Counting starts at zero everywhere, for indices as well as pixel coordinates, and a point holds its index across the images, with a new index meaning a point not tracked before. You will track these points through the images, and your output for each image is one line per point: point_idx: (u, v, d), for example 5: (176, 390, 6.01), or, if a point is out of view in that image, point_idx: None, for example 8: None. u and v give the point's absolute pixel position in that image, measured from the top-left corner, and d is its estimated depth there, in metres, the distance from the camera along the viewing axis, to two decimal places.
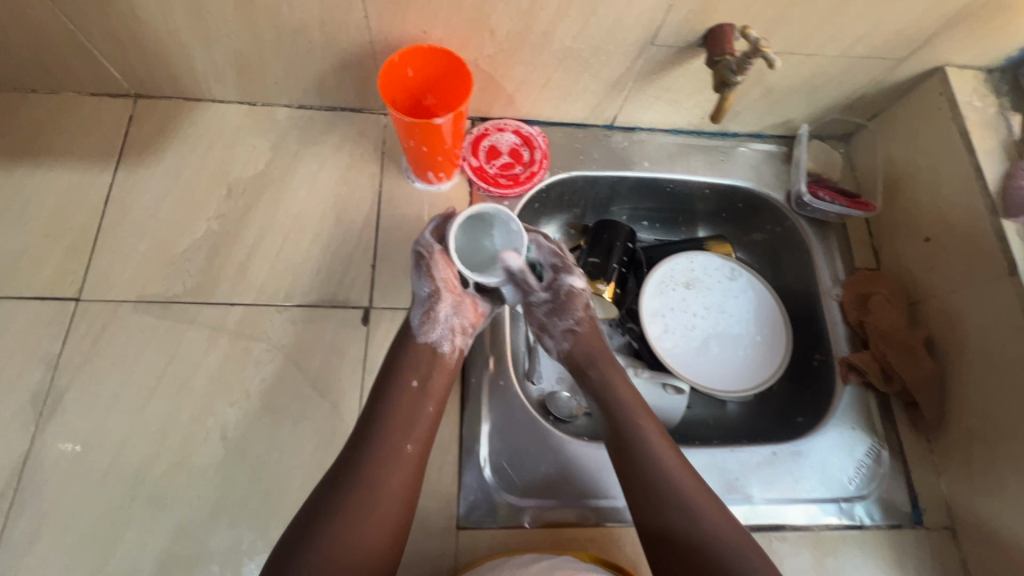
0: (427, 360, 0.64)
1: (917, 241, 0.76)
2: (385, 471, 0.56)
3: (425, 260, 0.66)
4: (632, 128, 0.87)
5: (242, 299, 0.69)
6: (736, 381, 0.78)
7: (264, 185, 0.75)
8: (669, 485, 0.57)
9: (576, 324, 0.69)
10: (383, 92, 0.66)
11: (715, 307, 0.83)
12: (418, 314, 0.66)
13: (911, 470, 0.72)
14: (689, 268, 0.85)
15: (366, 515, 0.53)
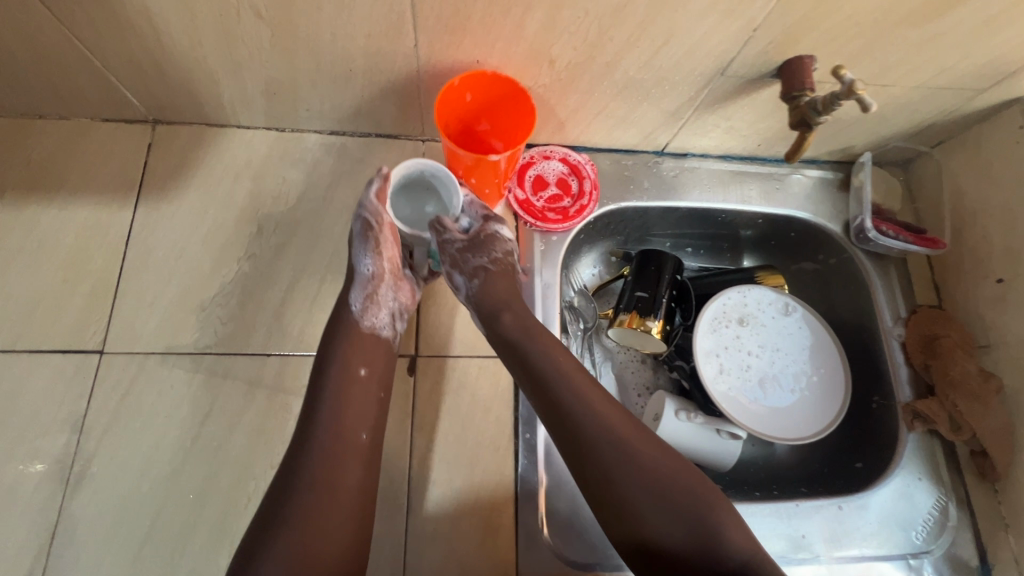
0: (372, 345, 0.60)
1: (988, 282, 0.73)
2: (330, 467, 0.51)
3: (364, 234, 0.62)
4: (683, 154, 0.82)
5: (279, 349, 0.64)
6: (795, 425, 0.75)
7: (297, 221, 0.70)
8: (620, 456, 0.53)
9: (491, 265, 0.64)
10: (439, 119, 0.63)
11: (769, 345, 0.79)
12: (359, 295, 0.62)
13: (980, 522, 0.69)
14: (744, 302, 0.81)
15: (317, 519, 0.49)
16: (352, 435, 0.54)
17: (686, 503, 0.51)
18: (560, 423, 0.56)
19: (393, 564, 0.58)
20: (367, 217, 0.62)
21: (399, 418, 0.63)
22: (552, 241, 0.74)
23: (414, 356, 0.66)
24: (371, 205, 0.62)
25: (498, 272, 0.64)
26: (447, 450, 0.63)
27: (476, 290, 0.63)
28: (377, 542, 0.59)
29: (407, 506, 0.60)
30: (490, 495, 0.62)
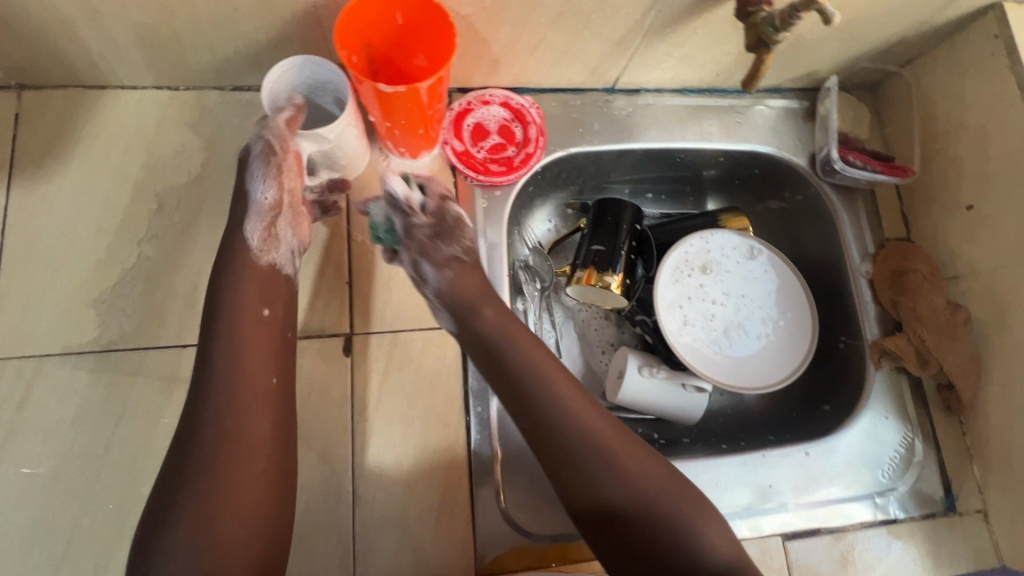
0: (273, 288, 0.53)
1: (958, 209, 0.69)
2: (235, 417, 0.46)
3: (264, 157, 0.53)
4: (636, 90, 0.74)
5: (195, 339, 0.57)
6: (760, 373, 0.72)
7: (203, 193, 0.61)
8: (601, 457, 0.50)
9: (463, 252, 0.58)
10: (353, 31, 0.52)
11: (734, 292, 0.75)
12: (256, 228, 0.54)
13: (944, 455, 0.68)
14: (706, 247, 0.76)
15: (224, 475, 0.45)
16: (256, 390, 0.48)
17: (666, 508, 0.49)
18: (537, 424, 0.52)
19: (342, 555, 0.55)
20: (269, 138, 0.53)
21: (339, 403, 0.58)
22: (496, 196, 0.67)
23: (349, 334, 0.60)
24: (278, 122, 0.52)
25: (471, 262, 0.59)
26: (394, 432, 0.59)
27: (444, 281, 0.57)
28: (324, 535, 0.55)
29: (354, 495, 0.56)
30: (443, 475, 0.58)
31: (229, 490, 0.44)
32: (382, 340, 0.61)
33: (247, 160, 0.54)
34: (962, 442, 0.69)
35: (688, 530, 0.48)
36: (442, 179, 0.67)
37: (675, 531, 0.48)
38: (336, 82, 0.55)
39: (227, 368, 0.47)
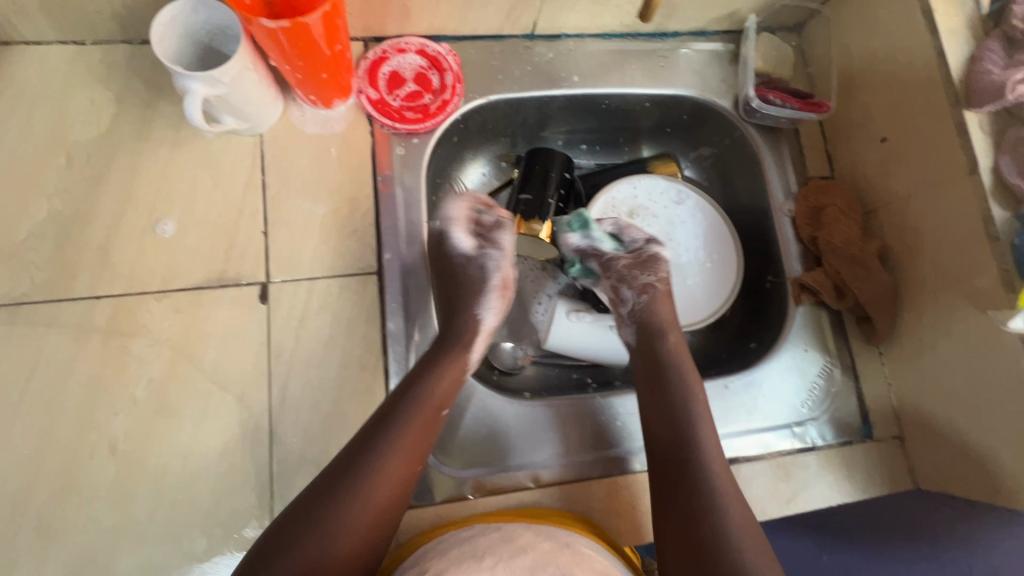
0: (466, 372, 0.61)
1: (873, 142, 0.69)
2: (383, 455, 0.53)
3: (495, 289, 0.67)
4: (557, 36, 0.74)
5: (109, 290, 0.58)
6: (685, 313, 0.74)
7: (113, 147, 0.61)
8: (712, 505, 0.54)
9: (654, 282, 0.69)
10: None
11: (661, 236, 0.76)
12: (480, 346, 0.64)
13: (863, 384, 0.70)
14: (633, 190, 0.77)
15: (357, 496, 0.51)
16: (430, 422, 0.56)
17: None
18: (669, 439, 0.59)
19: (259, 494, 0.56)
20: (506, 276, 0.67)
21: (255, 349, 0.59)
22: (414, 144, 0.68)
23: (265, 282, 0.61)
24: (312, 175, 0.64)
25: (663, 293, 0.69)
26: (311, 376, 0.60)
27: (645, 304, 0.68)
28: (242, 475, 0.56)
29: (271, 436, 0.57)
30: (362, 415, 0.59)
31: (356, 496, 0.51)
32: (299, 287, 0.62)
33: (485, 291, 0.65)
34: (881, 371, 0.70)
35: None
36: (357, 128, 0.66)
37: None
38: (234, 30, 0.55)
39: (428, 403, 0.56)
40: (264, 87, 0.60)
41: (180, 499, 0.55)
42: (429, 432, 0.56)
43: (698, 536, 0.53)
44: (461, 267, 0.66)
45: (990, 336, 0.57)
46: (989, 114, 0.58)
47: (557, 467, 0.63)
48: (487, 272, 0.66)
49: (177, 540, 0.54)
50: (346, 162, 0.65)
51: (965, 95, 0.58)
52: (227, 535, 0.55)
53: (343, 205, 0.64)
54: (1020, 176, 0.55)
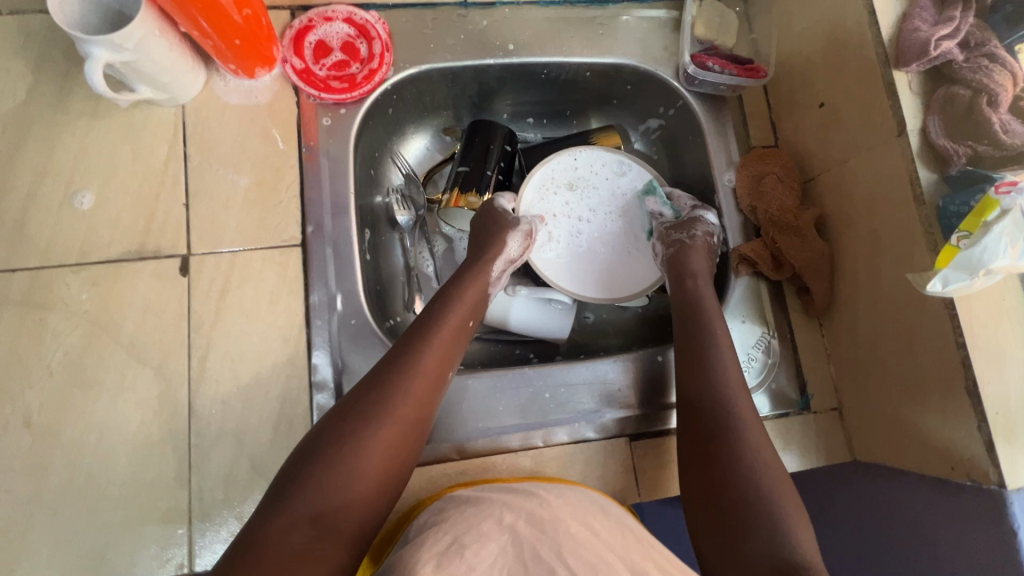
0: (478, 303, 0.65)
1: (813, 108, 0.68)
2: (400, 399, 0.53)
3: (519, 232, 0.68)
4: (492, 4, 0.73)
5: (24, 264, 0.58)
6: (617, 286, 0.73)
7: (30, 119, 0.61)
8: (730, 424, 0.57)
9: (689, 238, 0.69)
10: None
11: (600, 208, 0.75)
12: (497, 268, 0.67)
13: (801, 356, 0.69)
14: (575, 158, 0.76)
15: (373, 435, 0.50)
16: (441, 374, 0.57)
17: (770, 490, 0.52)
18: (688, 367, 0.62)
19: (177, 465, 0.56)
20: (532, 223, 0.69)
21: (175, 321, 0.59)
22: (341, 115, 0.66)
23: (186, 255, 0.60)
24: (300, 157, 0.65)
25: (697, 248, 0.68)
26: (232, 348, 0.59)
27: (674, 255, 0.69)
28: (159, 447, 0.56)
29: (189, 408, 0.57)
30: (283, 388, 0.59)
31: (373, 438, 0.50)
32: (220, 260, 0.61)
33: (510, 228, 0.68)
34: (820, 343, 0.69)
35: (783, 518, 0.50)
36: (282, 98, 0.65)
37: (767, 514, 0.51)
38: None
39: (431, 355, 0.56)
40: (179, 55, 0.58)
41: (96, 471, 0.55)
42: (454, 352, 0.59)
43: (721, 455, 0.55)
44: (498, 217, 0.69)
45: (916, 301, 0.56)
46: (918, 74, 0.57)
47: (477, 437, 0.63)
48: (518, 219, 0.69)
49: (92, 512, 0.54)
50: (271, 133, 0.64)
51: (895, 54, 0.57)
52: (144, 506, 0.55)
53: (267, 177, 0.63)
54: (946, 137, 0.54)
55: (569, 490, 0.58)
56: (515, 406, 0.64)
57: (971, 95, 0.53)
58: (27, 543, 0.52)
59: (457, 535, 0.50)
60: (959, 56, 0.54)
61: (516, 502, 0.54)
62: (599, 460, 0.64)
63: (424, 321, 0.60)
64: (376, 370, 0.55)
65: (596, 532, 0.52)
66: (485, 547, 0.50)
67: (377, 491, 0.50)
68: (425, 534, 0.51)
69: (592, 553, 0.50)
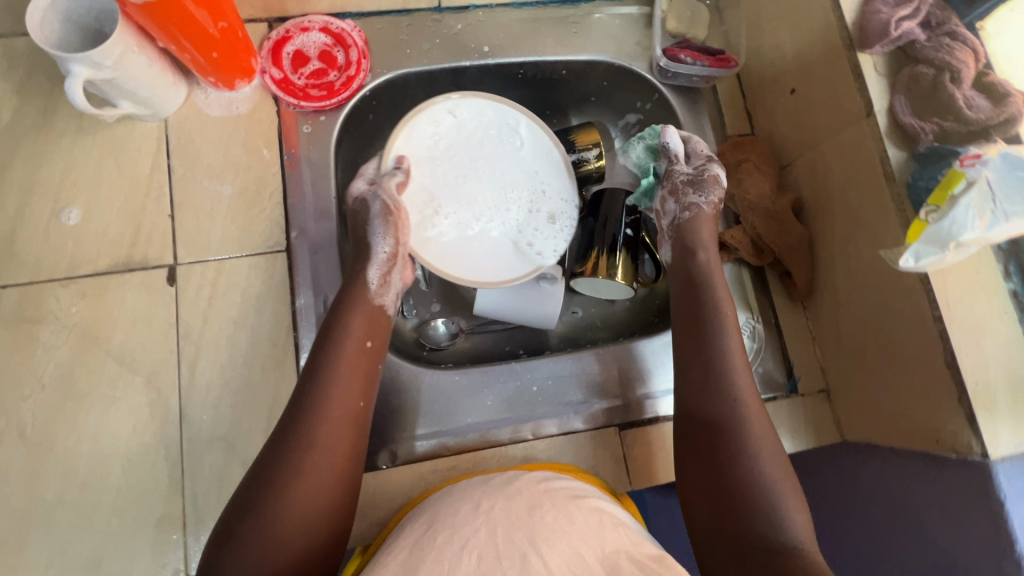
0: (375, 320, 0.61)
1: (785, 95, 0.69)
2: (309, 447, 0.52)
3: (377, 217, 0.63)
4: (466, 8, 0.74)
5: (14, 279, 0.59)
6: (514, 264, 0.70)
7: (16, 138, 0.62)
8: (735, 415, 0.56)
9: (705, 204, 0.67)
10: None
11: (485, 182, 0.70)
12: (374, 274, 0.62)
13: (787, 339, 0.70)
14: (450, 112, 0.69)
15: (294, 488, 0.50)
16: (346, 410, 0.55)
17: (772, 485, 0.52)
18: (695, 362, 0.60)
19: (169, 471, 0.57)
20: (388, 199, 0.62)
21: (163, 330, 0.60)
22: (321, 122, 0.68)
23: (172, 266, 0.61)
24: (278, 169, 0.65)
25: (710, 215, 0.67)
26: (220, 355, 0.60)
27: (686, 222, 0.68)
28: (151, 455, 0.57)
29: (180, 415, 0.58)
30: (273, 392, 0.60)
31: (295, 489, 0.50)
32: (207, 269, 0.62)
33: (368, 219, 0.62)
34: (804, 325, 0.70)
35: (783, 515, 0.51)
36: (262, 108, 0.67)
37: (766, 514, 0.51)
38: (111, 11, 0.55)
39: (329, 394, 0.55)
40: (160, 71, 0.60)
41: (90, 480, 0.55)
42: (361, 384, 0.57)
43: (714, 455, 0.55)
44: (356, 216, 0.64)
45: (893, 278, 0.56)
46: (883, 56, 0.58)
47: (465, 433, 0.64)
48: (366, 202, 0.63)
49: (87, 520, 0.55)
50: (253, 142, 0.66)
51: (859, 38, 0.58)
52: (137, 513, 0.55)
53: (250, 185, 0.65)
54: (913, 114, 0.55)
55: (552, 479, 0.58)
56: (503, 400, 0.65)
57: (934, 74, 0.54)
58: (23, 554, 0.53)
59: (432, 523, 0.52)
60: (921, 36, 0.56)
61: (495, 492, 0.55)
62: (589, 451, 0.64)
63: (315, 362, 0.57)
64: (285, 422, 0.55)
65: (576, 524, 0.51)
66: (457, 531, 0.50)
67: (315, 541, 0.51)
68: (409, 527, 0.53)
69: (568, 544, 0.49)
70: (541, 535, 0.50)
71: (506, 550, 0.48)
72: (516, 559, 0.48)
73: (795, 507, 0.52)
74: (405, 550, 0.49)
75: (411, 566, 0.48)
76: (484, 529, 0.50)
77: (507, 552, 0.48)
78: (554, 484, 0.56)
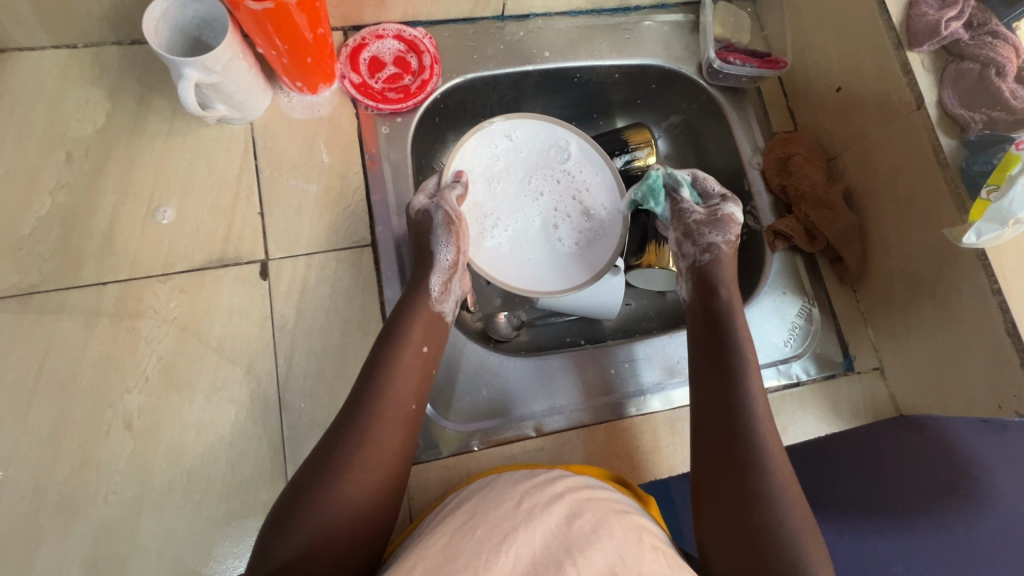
0: (433, 326, 0.62)
1: (830, 93, 0.74)
2: (353, 452, 0.52)
3: (442, 225, 0.63)
4: (526, 16, 0.78)
5: (114, 276, 0.61)
6: (570, 272, 0.70)
7: (110, 142, 0.64)
8: (747, 422, 0.57)
9: (722, 242, 0.70)
10: None
11: (532, 194, 0.72)
12: (436, 281, 0.63)
13: (841, 320, 0.74)
14: (506, 134, 0.73)
15: (331, 492, 0.51)
16: (396, 415, 0.56)
17: (786, 489, 0.53)
18: (714, 364, 0.62)
19: (272, 458, 0.58)
20: (450, 210, 0.63)
21: (259, 323, 0.62)
22: (398, 123, 0.71)
23: (264, 260, 0.64)
24: (360, 168, 0.69)
25: (728, 253, 0.70)
26: (314, 345, 0.62)
27: (708, 262, 0.69)
28: (253, 442, 0.58)
29: (280, 403, 0.60)
30: None
31: (325, 493, 0.50)
32: (297, 263, 0.64)
33: (431, 229, 0.63)
34: (856, 307, 0.74)
35: (786, 520, 0.52)
36: (342, 110, 0.70)
37: (774, 516, 0.52)
38: (221, 22, 0.58)
39: (376, 401, 0.55)
40: (253, 76, 0.63)
41: (196, 468, 0.57)
42: (418, 388, 0.58)
43: (732, 450, 0.56)
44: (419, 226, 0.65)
45: (949, 255, 0.61)
46: (929, 53, 0.63)
47: (548, 414, 0.67)
48: (429, 214, 0.64)
49: (195, 507, 0.56)
50: (335, 143, 0.69)
51: (907, 37, 0.63)
52: (243, 499, 0.57)
53: (335, 183, 0.67)
54: (962, 107, 0.60)
55: (595, 487, 0.55)
56: (581, 384, 0.69)
57: (980, 69, 0.59)
58: (136, 541, 0.54)
59: (473, 517, 0.51)
60: (965, 36, 0.61)
61: (538, 493, 0.52)
62: (665, 428, 0.68)
63: (377, 361, 0.58)
64: (342, 416, 0.55)
65: (613, 536, 0.48)
66: (496, 527, 0.48)
67: (349, 537, 0.51)
68: (450, 517, 0.52)
69: (605, 559, 0.46)
70: (577, 547, 0.47)
71: (542, 555, 0.46)
72: (551, 565, 0.45)
73: (794, 512, 0.52)
74: (444, 540, 0.48)
75: (447, 555, 0.46)
76: (523, 528, 0.48)
77: (543, 559, 0.46)
78: (592, 487, 0.55)
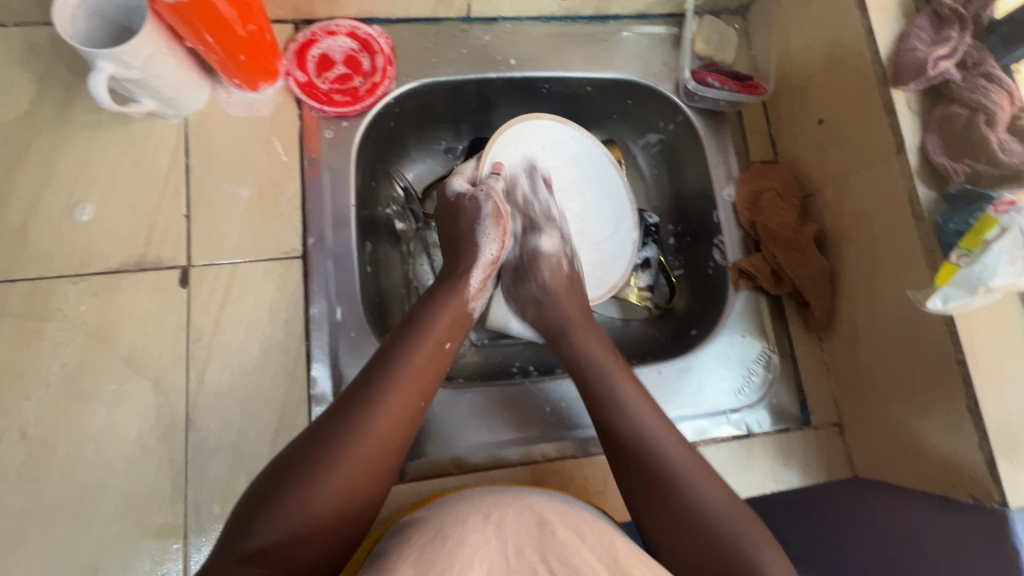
0: (459, 321, 0.60)
1: (811, 125, 0.69)
2: (356, 434, 0.48)
3: (489, 219, 0.64)
4: (494, 19, 0.73)
5: (24, 274, 0.57)
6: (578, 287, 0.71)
7: (33, 129, 0.61)
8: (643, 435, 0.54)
9: (540, 287, 0.66)
10: None
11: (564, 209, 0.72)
12: (476, 276, 0.63)
13: (802, 370, 0.69)
14: (540, 139, 0.70)
15: (324, 476, 0.46)
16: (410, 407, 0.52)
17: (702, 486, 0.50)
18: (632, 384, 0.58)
19: (172, 479, 0.55)
20: (499, 203, 0.64)
21: (174, 333, 0.58)
22: (344, 128, 0.67)
23: (185, 267, 0.60)
24: (300, 174, 0.65)
25: (556, 287, 0.66)
26: (230, 361, 0.59)
27: (536, 296, 0.66)
28: (155, 460, 0.55)
29: (187, 421, 0.57)
30: (282, 400, 0.59)
31: (317, 477, 0.46)
32: (220, 273, 0.61)
33: (479, 221, 0.64)
34: (820, 357, 0.69)
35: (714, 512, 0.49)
36: (285, 110, 0.66)
37: (713, 524, 0.48)
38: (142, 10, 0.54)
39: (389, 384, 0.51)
40: (186, 70, 0.59)
41: (92, 483, 0.54)
42: (431, 383, 0.55)
43: (644, 454, 0.52)
44: (466, 214, 0.65)
45: (917, 316, 0.56)
46: (916, 93, 0.57)
47: (475, 450, 0.62)
48: (478, 203, 0.65)
49: (85, 525, 0.53)
50: (274, 145, 0.65)
51: (892, 73, 0.57)
52: (136, 520, 0.54)
53: (269, 189, 0.64)
54: (943, 155, 0.54)
55: (560, 500, 0.51)
56: (517, 419, 0.64)
57: (969, 115, 0.54)
58: (19, 558, 0.52)
59: (440, 530, 0.45)
60: (956, 76, 0.55)
61: (504, 502, 0.48)
62: (596, 477, 0.62)
63: (392, 351, 0.54)
64: (347, 398, 0.51)
65: (585, 539, 0.45)
66: (468, 540, 0.43)
67: (331, 527, 0.45)
68: (413, 533, 0.46)
69: (573, 554, 0.43)
70: (553, 547, 0.43)
71: (517, 561, 0.41)
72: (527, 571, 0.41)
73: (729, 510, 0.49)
74: (410, 555, 0.42)
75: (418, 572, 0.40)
76: (495, 538, 0.43)
77: (518, 562, 0.42)
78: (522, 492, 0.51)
